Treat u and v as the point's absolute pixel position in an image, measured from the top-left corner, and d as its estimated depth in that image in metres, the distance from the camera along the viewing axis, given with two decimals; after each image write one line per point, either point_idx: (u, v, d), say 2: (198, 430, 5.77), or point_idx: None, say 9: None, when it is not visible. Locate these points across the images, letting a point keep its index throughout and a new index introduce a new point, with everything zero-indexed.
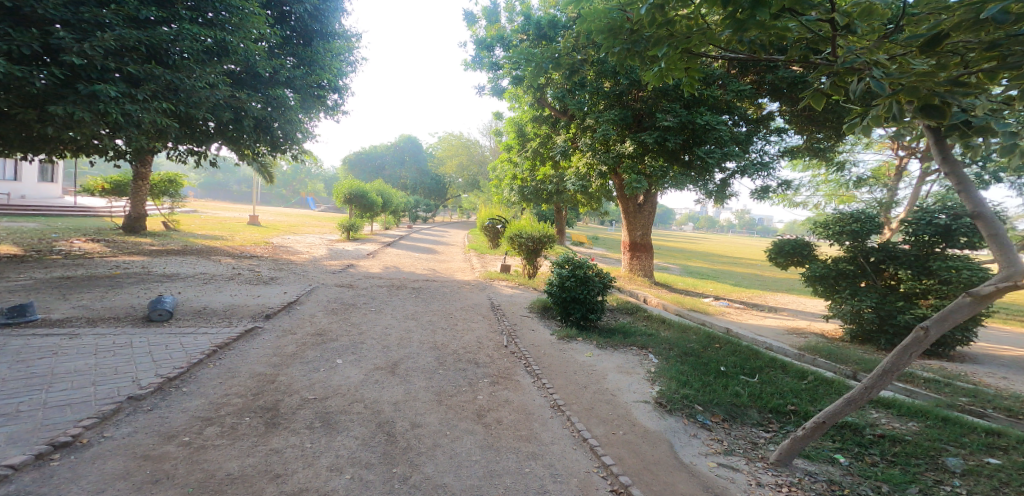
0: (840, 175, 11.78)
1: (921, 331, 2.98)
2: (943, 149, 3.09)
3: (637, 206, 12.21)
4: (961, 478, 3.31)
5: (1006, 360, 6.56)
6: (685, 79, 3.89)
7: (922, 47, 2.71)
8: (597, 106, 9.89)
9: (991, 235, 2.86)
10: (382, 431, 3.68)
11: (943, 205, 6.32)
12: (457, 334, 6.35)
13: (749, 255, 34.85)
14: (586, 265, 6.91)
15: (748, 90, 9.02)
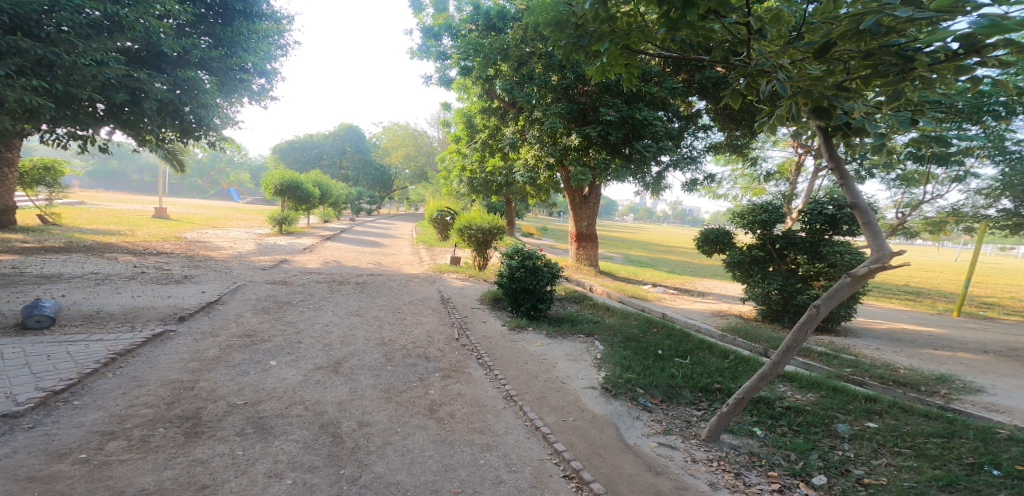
0: (753, 170, 12.62)
1: (814, 309, 3.36)
2: (830, 149, 3.52)
3: (583, 197, 12.48)
4: (849, 442, 3.74)
5: (896, 333, 7.40)
6: (624, 76, 3.96)
7: (816, 53, 3.08)
8: (544, 99, 10.06)
9: (868, 222, 3.24)
10: (326, 433, 3.56)
11: (830, 197, 6.82)
12: (404, 330, 6.24)
13: (687, 243, 36.73)
14: (536, 255, 6.98)
15: (681, 88, 9.32)
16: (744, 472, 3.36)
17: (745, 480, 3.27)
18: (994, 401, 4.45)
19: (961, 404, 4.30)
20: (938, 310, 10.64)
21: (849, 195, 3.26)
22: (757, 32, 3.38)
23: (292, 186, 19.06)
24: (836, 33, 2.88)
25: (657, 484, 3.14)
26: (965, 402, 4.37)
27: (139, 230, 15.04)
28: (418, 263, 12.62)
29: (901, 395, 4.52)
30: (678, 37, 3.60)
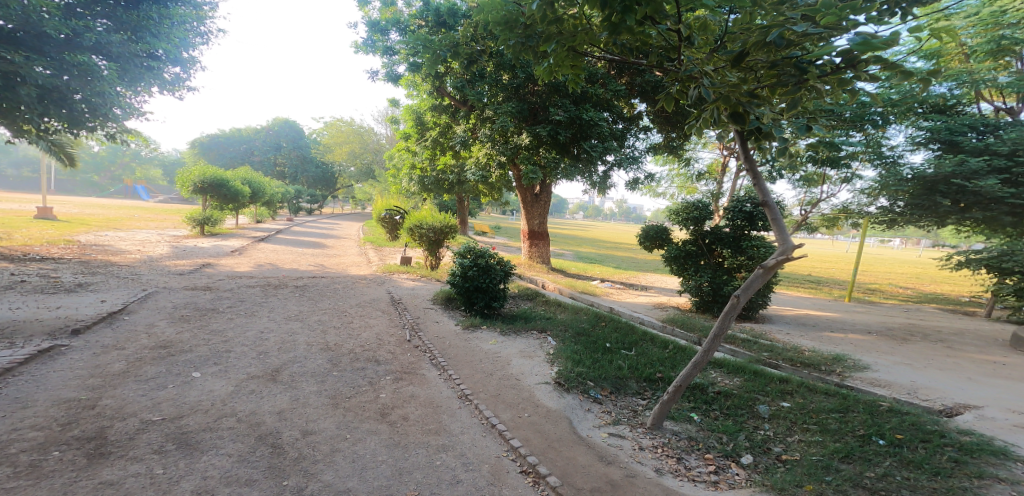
0: (687, 169, 13.35)
1: (734, 298, 3.66)
2: (746, 152, 3.83)
3: (534, 196, 12.62)
4: (769, 422, 4.03)
5: (815, 319, 8.09)
6: (571, 76, 4.01)
7: (732, 63, 3.45)
8: (496, 98, 10.05)
9: (774, 218, 3.70)
10: (265, 444, 3.39)
11: (748, 196, 7.32)
12: (350, 333, 6.04)
13: (631, 240, 38.07)
14: (488, 253, 6.99)
15: (624, 91, 9.78)
16: (685, 456, 3.55)
17: (686, 463, 3.45)
18: (879, 376, 5.00)
19: (853, 381, 4.81)
20: (838, 296, 11.85)
21: (759, 193, 3.67)
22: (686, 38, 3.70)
23: (215, 184, 17.79)
24: (746, 46, 3.34)
25: (609, 473, 3.25)
26: (856, 379, 4.89)
27: (15, 233, 13.06)
28: (366, 264, 12.24)
29: (809, 376, 4.95)
30: (620, 41, 3.72)
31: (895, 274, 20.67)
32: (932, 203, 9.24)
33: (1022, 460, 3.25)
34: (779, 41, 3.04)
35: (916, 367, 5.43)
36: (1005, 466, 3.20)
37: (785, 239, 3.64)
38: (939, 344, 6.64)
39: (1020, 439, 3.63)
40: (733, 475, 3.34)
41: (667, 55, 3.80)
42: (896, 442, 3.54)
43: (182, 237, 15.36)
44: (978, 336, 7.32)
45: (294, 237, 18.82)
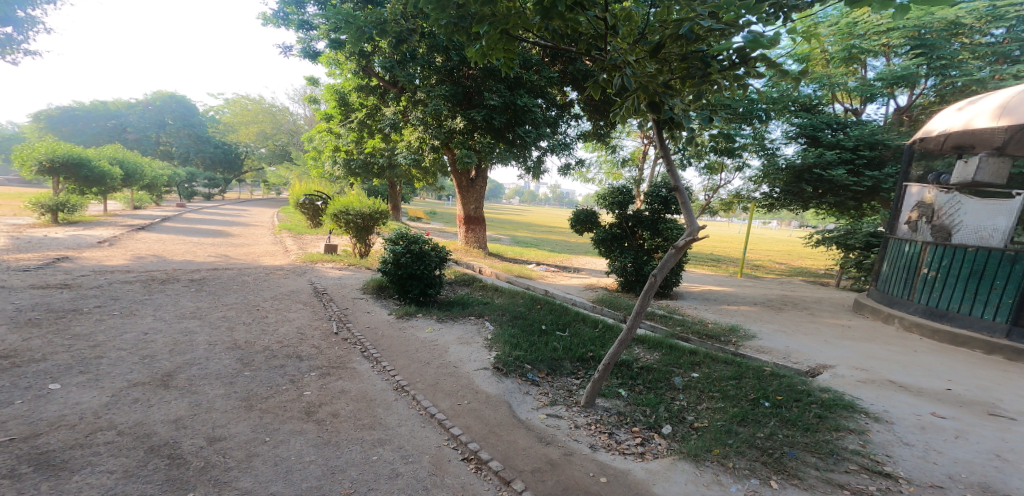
0: (613, 156, 13.98)
1: (653, 278, 3.89)
2: (663, 142, 3.94)
3: (470, 181, 12.46)
4: (685, 392, 4.36)
5: (723, 294, 8.88)
6: (504, 60, 3.95)
7: (650, 54, 3.61)
8: (429, 80, 9.79)
9: (683, 202, 3.97)
10: (159, 456, 3.04)
11: (664, 182, 7.81)
12: (265, 329, 5.59)
13: (558, 224, 39.19)
14: (422, 239, 6.79)
15: (557, 78, 9.89)
16: (615, 431, 3.74)
17: (617, 437, 3.64)
18: (765, 344, 5.62)
19: (744, 349, 5.37)
20: (735, 272, 13.20)
21: (671, 179, 3.88)
22: (612, 27, 3.69)
23: (71, 165, 15.28)
24: (662, 38, 3.52)
25: (548, 453, 3.35)
26: (746, 347, 5.46)
27: None
28: (286, 253, 11.37)
29: (710, 346, 5.43)
30: (552, 26, 3.71)
31: (784, 251, 23.30)
32: (798, 190, 10.55)
33: (865, 412, 3.89)
34: (690, 35, 3.29)
35: (791, 334, 6.19)
36: (853, 417, 3.80)
37: (692, 221, 3.96)
38: (805, 311, 7.68)
39: (863, 393, 4.33)
40: (656, 445, 3.56)
41: (595, 44, 3.87)
42: (776, 403, 4.02)
43: (25, 225, 13.04)
44: (832, 302, 8.60)
45: (191, 225, 16.88)
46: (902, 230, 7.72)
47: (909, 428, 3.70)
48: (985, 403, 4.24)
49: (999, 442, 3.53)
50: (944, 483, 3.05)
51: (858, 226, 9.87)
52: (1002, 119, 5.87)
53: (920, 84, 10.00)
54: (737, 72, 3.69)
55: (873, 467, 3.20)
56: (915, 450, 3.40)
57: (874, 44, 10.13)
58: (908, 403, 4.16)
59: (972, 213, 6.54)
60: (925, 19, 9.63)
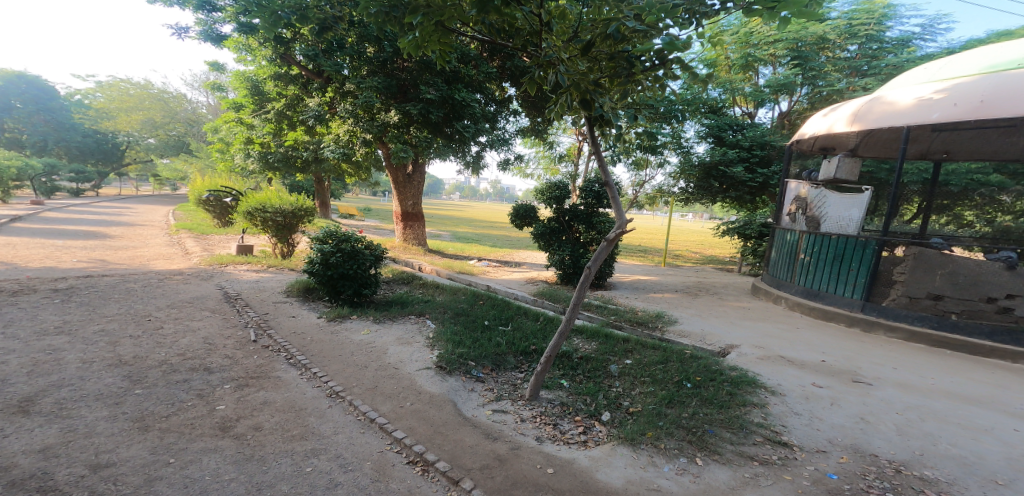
0: (551, 151, 14.36)
1: (587, 270, 4.02)
2: (595, 139, 4.04)
3: (406, 176, 11.99)
4: (620, 378, 4.58)
5: (646, 283, 9.44)
6: (440, 53, 3.87)
7: (581, 51, 3.70)
8: (359, 71, 9.35)
9: (612, 197, 4.13)
10: (23, 492, 2.58)
11: (597, 177, 8.07)
12: (162, 342, 4.95)
13: (489, 218, 39.25)
14: (354, 237, 6.42)
15: (496, 73, 9.73)
16: (559, 421, 3.84)
17: (561, 428, 3.74)
18: (687, 328, 6.09)
19: (668, 333, 5.78)
20: (658, 262, 14.16)
21: (602, 175, 4.02)
22: (546, 23, 3.78)
23: None
24: (592, 37, 3.64)
25: (495, 449, 3.35)
26: (670, 331, 5.90)
27: None
28: (188, 255, 10.22)
29: (641, 333, 5.77)
30: (487, 20, 3.70)
31: (698, 242, 25.31)
32: (708, 186, 11.54)
33: (764, 387, 4.37)
34: (617, 35, 3.45)
35: (706, 317, 6.78)
36: (756, 392, 4.26)
37: (621, 214, 4.14)
38: (715, 295, 8.43)
39: (762, 369, 4.86)
40: (597, 432, 3.70)
41: (531, 40, 3.94)
42: (696, 384, 4.36)
43: None
44: (736, 287, 9.54)
45: (59, 225, 14.52)
46: (785, 220, 8.72)
47: (797, 398, 4.22)
48: (851, 371, 4.94)
49: (863, 406, 4.11)
50: (826, 447, 3.50)
51: (753, 217, 10.97)
52: (857, 122, 6.75)
53: (797, 91, 11.40)
54: (658, 72, 3.92)
55: (774, 437, 3.59)
56: (803, 419, 3.88)
57: (764, 53, 11.37)
58: (797, 376, 4.74)
59: (835, 204, 7.57)
60: (800, 33, 10.94)
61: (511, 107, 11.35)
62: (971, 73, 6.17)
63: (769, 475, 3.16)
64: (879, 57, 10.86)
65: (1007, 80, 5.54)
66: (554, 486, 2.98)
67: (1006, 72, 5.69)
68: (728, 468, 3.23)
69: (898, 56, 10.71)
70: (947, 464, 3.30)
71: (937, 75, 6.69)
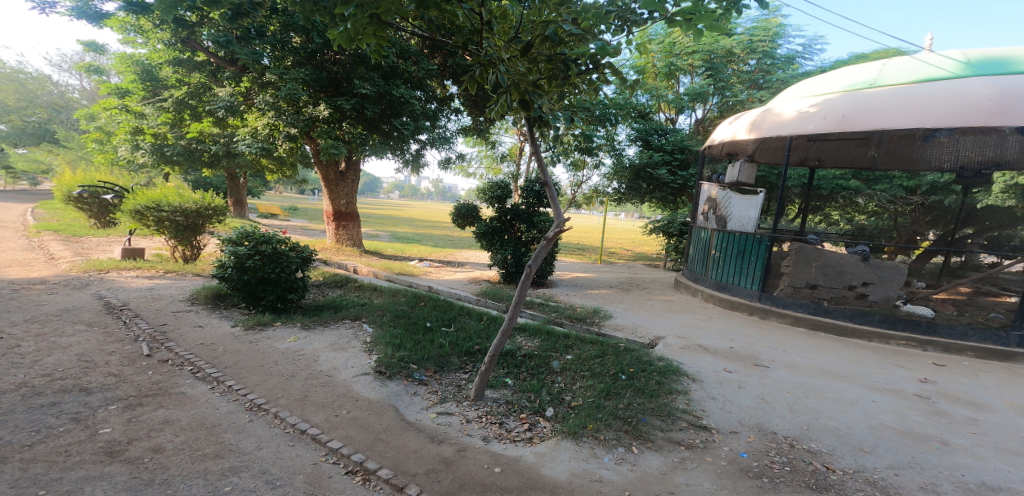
0: (493, 150, 14.44)
1: (528, 269, 4.05)
2: (535, 139, 4.07)
3: (339, 173, 11.39)
4: (562, 374, 4.69)
5: (576, 280, 9.71)
6: (374, 46, 3.70)
7: (521, 52, 3.71)
8: (282, 61, 8.75)
9: (551, 197, 4.19)
10: None
11: (538, 178, 8.20)
12: (20, 361, 4.23)
13: (425, 218, 38.52)
14: (275, 238, 5.97)
15: (436, 71, 9.59)
16: (505, 420, 3.86)
17: (506, 426, 3.76)
18: (621, 322, 6.39)
19: (605, 328, 6.03)
20: (593, 260, 14.70)
21: (541, 175, 4.07)
22: (487, 23, 3.86)
23: None
24: (532, 39, 3.69)
25: (441, 453, 3.29)
26: (607, 325, 6.15)
27: None
28: (54, 261, 8.83)
29: (580, 328, 5.96)
30: (427, 16, 3.61)
31: (630, 240, 26.63)
32: (638, 187, 12.15)
33: (686, 375, 4.68)
34: (555, 37, 3.51)
35: (637, 311, 7.15)
36: (680, 380, 4.56)
37: (559, 214, 4.21)
38: (644, 290, 8.91)
39: (684, 357, 5.23)
40: (542, 428, 3.76)
41: (472, 39, 3.93)
42: (630, 375, 4.58)
43: None
44: (662, 282, 10.15)
45: None
46: (700, 219, 9.42)
47: (712, 384, 4.58)
48: (754, 356, 5.44)
49: (766, 388, 4.55)
50: (737, 427, 3.83)
51: (675, 216, 11.81)
52: (755, 130, 7.43)
53: (709, 101, 12.40)
54: (591, 76, 4.07)
55: (697, 422, 3.86)
56: (718, 403, 4.21)
57: (685, 63, 12.24)
58: (713, 362, 5.14)
59: (738, 205, 8.29)
60: (712, 46, 11.87)
61: (452, 106, 11.13)
62: (839, 90, 6.96)
63: (695, 458, 3.39)
64: (771, 73, 12.00)
65: (869, 98, 6.34)
66: (502, 485, 2.99)
67: (863, 92, 6.51)
68: (661, 454, 3.43)
69: (786, 71, 11.88)
70: (828, 436, 3.73)
71: (814, 89, 7.46)
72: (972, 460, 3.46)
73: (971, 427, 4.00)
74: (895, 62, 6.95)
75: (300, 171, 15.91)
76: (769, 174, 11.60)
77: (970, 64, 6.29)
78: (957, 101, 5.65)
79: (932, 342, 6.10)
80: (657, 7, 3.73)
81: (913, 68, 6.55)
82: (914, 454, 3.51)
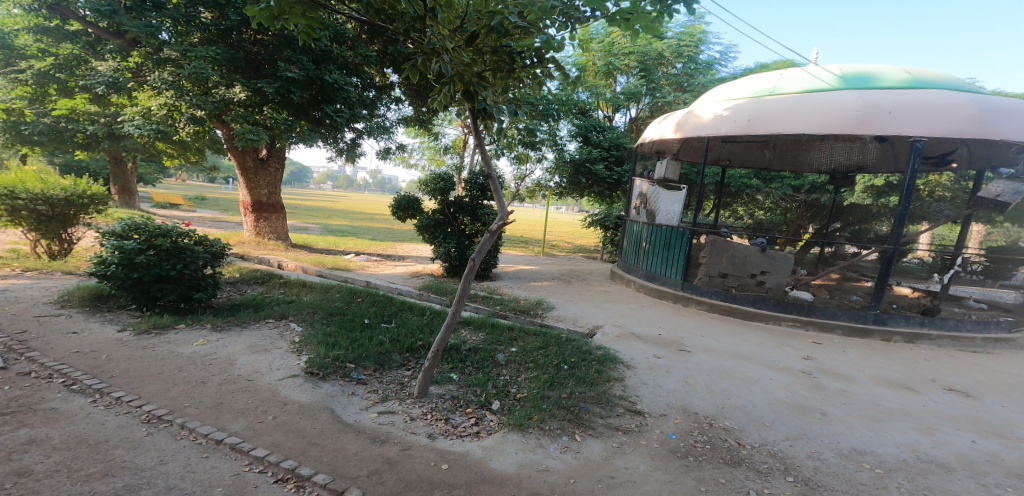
0: (435, 142, 14.18)
1: (472, 262, 3.97)
2: (477, 131, 3.99)
3: (258, 161, 10.55)
4: (507, 366, 4.70)
5: (512, 272, 9.77)
6: (303, 27, 3.46)
7: (466, 42, 3.61)
8: (188, 38, 7.99)
9: (495, 190, 4.12)
10: None
11: (480, 171, 8.13)
12: None
13: (363, 210, 37.02)
14: (175, 232, 5.48)
15: (375, 58, 9.12)
16: (451, 415, 3.81)
17: (453, 422, 3.71)
18: (562, 313, 6.53)
19: (548, 319, 6.14)
20: (535, 252, 14.89)
21: (485, 168, 4.00)
22: (430, 10, 3.75)
23: None
24: (477, 29, 3.61)
25: (384, 453, 3.18)
26: (549, 317, 6.27)
27: None
28: None
29: (524, 320, 6.02)
30: None
31: (571, 233, 27.27)
32: (578, 181, 12.45)
33: (622, 362, 4.88)
34: (500, 29, 3.47)
35: (577, 302, 7.33)
36: (616, 368, 4.74)
37: (502, 206, 4.16)
38: (582, 282, 9.17)
39: (619, 345, 5.45)
40: (489, 422, 3.75)
41: (413, 26, 3.80)
42: (572, 365, 4.69)
43: None
44: (600, 273, 10.50)
45: None
46: (633, 213, 9.82)
47: (644, 370, 4.80)
48: (678, 341, 5.78)
49: (690, 372, 4.84)
50: (666, 410, 4.04)
51: (611, 210, 12.24)
52: (680, 131, 7.83)
53: (641, 101, 12.92)
54: (534, 72, 4.08)
55: (633, 407, 4.03)
56: (649, 387, 4.42)
57: (622, 63, 12.69)
58: (644, 349, 5.40)
59: (664, 200, 8.78)
60: (645, 48, 12.34)
61: (392, 95, 10.76)
62: (745, 96, 7.50)
63: (631, 442, 3.54)
64: (693, 76, 12.78)
65: (774, 103, 6.87)
66: (450, 481, 2.95)
67: (765, 98, 7.06)
68: (601, 440, 3.55)
69: (707, 76, 12.75)
70: (739, 414, 4.04)
71: (725, 94, 8.00)
72: (846, 429, 3.89)
73: (843, 398, 4.50)
74: (789, 73, 7.60)
75: (208, 156, 14.87)
76: (690, 171, 12.34)
77: (849, 76, 6.99)
78: (837, 112, 6.35)
79: (812, 322, 6.82)
80: (597, 4, 3.78)
81: (805, 80, 7.20)
82: (804, 427, 3.88)
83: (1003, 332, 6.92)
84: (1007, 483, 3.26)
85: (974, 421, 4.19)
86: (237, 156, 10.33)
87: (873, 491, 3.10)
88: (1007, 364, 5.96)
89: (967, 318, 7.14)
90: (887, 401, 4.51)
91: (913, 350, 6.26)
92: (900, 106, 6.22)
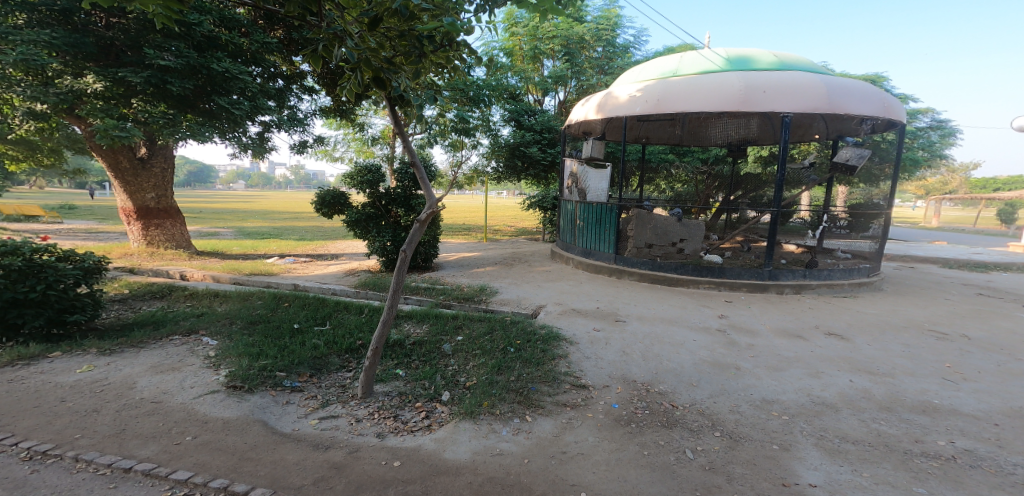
0: (361, 134, 13.63)
1: (403, 253, 3.82)
2: (395, 119, 3.77)
3: (137, 161, 9.46)
4: (455, 356, 4.64)
5: (447, 261, 9.63)
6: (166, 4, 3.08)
7: (368, 25, 3.40)
8: (17, 22, 6.89)
9: (421, 177, 3.92)
10: None
11: (406, 160, 7.82)
12: None
13: (286, 209, 34.74)
14: (25, 248, 4.74)
15: (275, 45, 8.50)
16: (400, 412, 3.72)
17: (402, 418, 3.63)
18: (505, 297, 6.55)
19: (492, 304, 6.16)
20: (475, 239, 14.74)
21: (407, 156, 3.80)
22: None
23: None
24: (380, 11, 3.42)
25: (329, 459, 3.05)
26: (493, 302, 6.28)
27: None
28: None
29: (468, 308, 5.99)
30: None
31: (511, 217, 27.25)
32: (514, 165, 12.46)
33: (565, 339, 5.00)
34: (404, 10, 3.24)
35: (519, 284, 7.39)
36: (560, 345, 4.84)
37: (430, 194, 3.95)
38: (523, 264, 9.26)
39: (562, 323, 5.57)
40: (439, 414, 3.70)
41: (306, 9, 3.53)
42: (518, 347, 4.74)
43: None
44: (540, 254, 10.63)
45: None
46: (565, 192, 9.96)
47: (585, 344, 4.95)
48: (614, 313, 6.04)
49: (627, 342, 5.05)
50: (608, 381, 4.20)
51: (548, 192, 12.43)
52: (601, 112, 8.02)
53: (568, 84, 13.20)
54: (449, 56, 3.90)
55: (578, 382, 4.15)
56: (591, 361, 4.58)
57: (547, 47, 12.83)
58: (584, 324, 5.59)
59: (594, 178, 8.97)
60: (567, 32, 12.61)
61: (304, 84, 10.14)
62: (652, 78, 7.83)
63: (579, 416, 3.66)
64: (609, 59, 13.20)
65: (679, 82, 7.17)
66: (403, 477, 2.88)
67: (670, 79, 7.35)
68: (551, 417, 3.63)
69: (625, 60, 13.24)
70: (670, 377, 4.30)
71: (637, 76, 8.32)
72: (755, 380, 4.26)
73: (750, 351, 4.92)
74: (689, 54, 8.05)
75: (66, 157, 13.10)
76: (615, 149, 12.74)
77: (739, 60, 7.53)
78: (722, 92, 6.78)
79: (723, 282, 7.38)
80: None
81: (701, 62, 7.62)
82: (723, 382, 4.21)
83: (865, 278, 7.89)
84: (880, 415, 3.70)
85: (848, 361, 4.74)
86: (107, 157, 9.09)
87: (782, 435, 3.41)
88: (867, 305, 6.83)
89: (836, 267, 8.06)
90: (783, 350, 4.97)
91: (800, 300, 6.98)
92: (772, 85, 6.76)
